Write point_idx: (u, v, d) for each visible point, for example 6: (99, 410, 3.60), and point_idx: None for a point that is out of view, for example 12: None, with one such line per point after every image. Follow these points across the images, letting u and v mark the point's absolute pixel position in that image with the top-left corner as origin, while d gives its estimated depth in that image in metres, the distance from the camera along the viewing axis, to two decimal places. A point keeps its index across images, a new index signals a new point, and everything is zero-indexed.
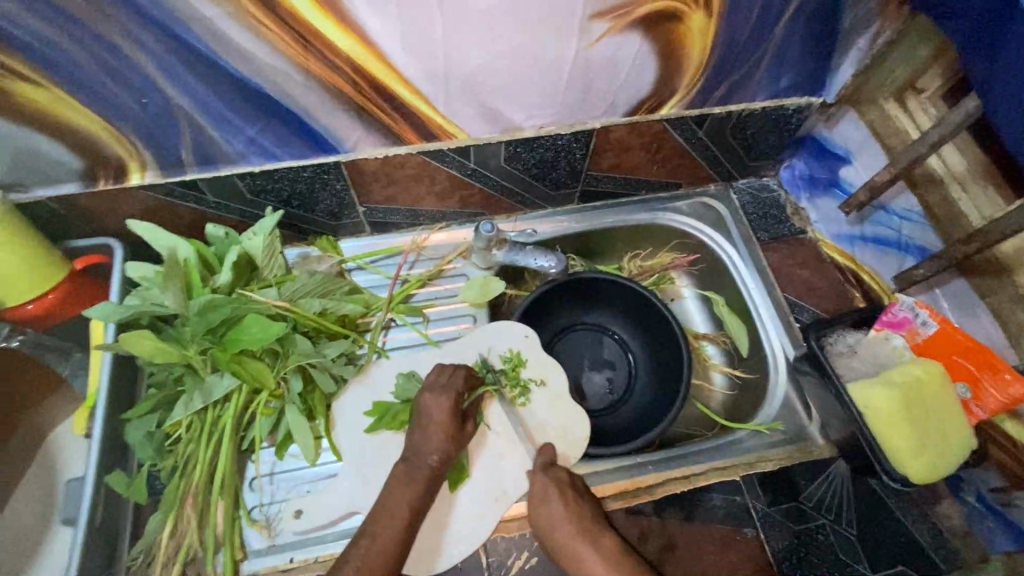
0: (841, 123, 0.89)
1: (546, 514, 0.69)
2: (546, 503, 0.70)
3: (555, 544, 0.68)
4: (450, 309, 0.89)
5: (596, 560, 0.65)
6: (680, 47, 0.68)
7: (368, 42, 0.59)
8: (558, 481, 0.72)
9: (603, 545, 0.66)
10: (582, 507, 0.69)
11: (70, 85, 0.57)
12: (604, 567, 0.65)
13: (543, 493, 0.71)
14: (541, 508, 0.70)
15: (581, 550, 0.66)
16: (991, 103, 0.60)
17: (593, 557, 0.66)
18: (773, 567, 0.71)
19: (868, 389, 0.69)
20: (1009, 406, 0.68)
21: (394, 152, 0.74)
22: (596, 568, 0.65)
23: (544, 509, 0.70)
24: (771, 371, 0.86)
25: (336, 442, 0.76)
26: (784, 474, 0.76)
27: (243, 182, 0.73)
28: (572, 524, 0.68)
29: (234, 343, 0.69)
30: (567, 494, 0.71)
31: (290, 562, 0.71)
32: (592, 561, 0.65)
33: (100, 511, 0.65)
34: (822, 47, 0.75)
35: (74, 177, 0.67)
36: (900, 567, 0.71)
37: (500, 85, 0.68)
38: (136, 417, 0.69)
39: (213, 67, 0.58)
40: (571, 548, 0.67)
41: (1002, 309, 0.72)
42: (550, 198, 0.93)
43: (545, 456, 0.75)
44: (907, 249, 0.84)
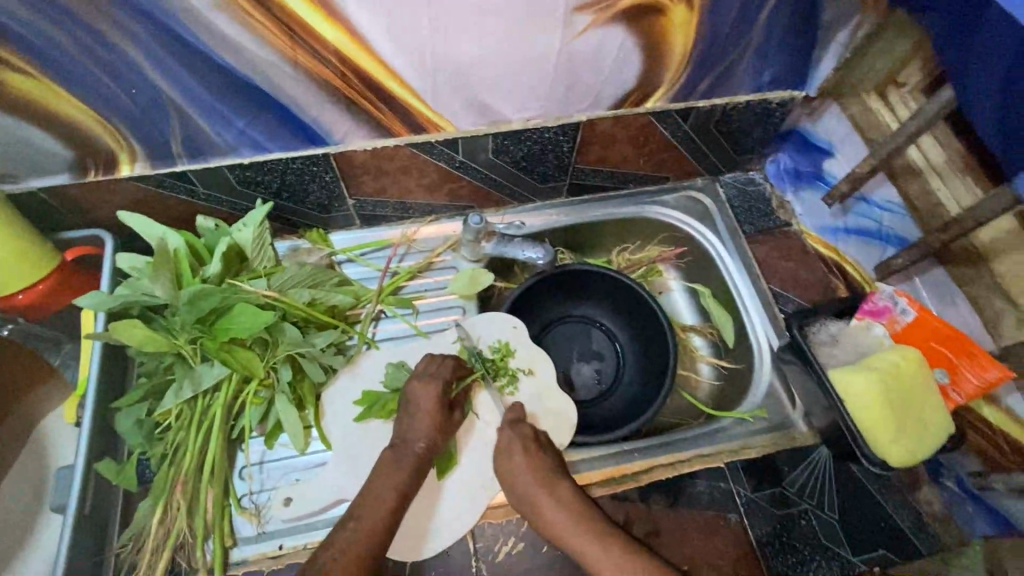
0: (824, 117, 0.90)
1: (510, 467, 0.73)
2: (510, 457, 0.73)
3: (517, 493, 0.72)
4: (440, 301, 0.90)
5: (555, 509, 0.69)
6: (663, 40, 0.69)
7: (355, 34, 0.60)
8: (523, 435, 0.75)
9: (561, 495, 0.70)
10: (542, 460, 0.72)
11: (60, 76, 0.58)
12: (562, 515, 0.69)
13: (508, 447, 0.74)
14: (505, 461, 0.73)
15: (541, 498, 0.70)
16: (964, 94, 0.62)
17: (553, 509, 0.69)
18: (756, 552, 0.73)
19: (849, 376, 0.70)
20: (984, 390, 0.69)
21: (383, 143, 0.75)
22: (554, 516, 0.69)
23: (507, 461, 0.73)
24: (756, 361, 0.88)
25: (326, 432, 0.77)
26: (767, 461, 0.78)
27: (233, 174, 0.74)
28: (534, 476, 0.71)
29: (223, 332, 0.70)
30: (530, 447, 0.74)
31: (279, 549, 0.71)
32: (552, 510, 0.69)
33: (89, 498, 0.66)
34: (803, 41, 0.76)
35: (64, 168, 0.68)
36: (881, 551, 0.73)
37: (486, 78, 0.69)
38: (125, 405, 0.69)
39: (202, 58, 0.59)
40: (533, 499, 0.70)
41: (979, 297, 0.73)
42: (538, 191, 0.94)
43: (514, 416, 0.78)
44: (887, 239, 0.85)
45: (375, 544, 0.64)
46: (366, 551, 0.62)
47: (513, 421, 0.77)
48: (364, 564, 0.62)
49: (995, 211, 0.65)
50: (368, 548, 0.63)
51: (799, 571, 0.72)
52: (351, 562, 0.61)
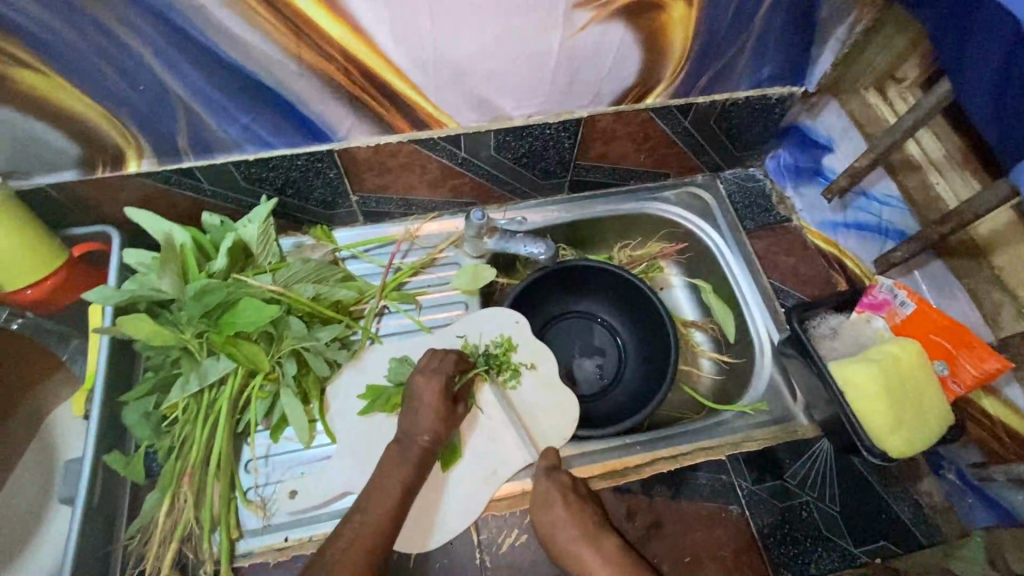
0: (824, 112, 0.91)
1: (551, 523, 0.70)
2: (549, 508, 0.70)
3: (559, 549, 0.68)
4: (443, 297, 0.91)
5: (598, 564, 0.66)
6: (662, 36, 0.70)
7: (358, 31, 0.61)
8: (560, 485, 0.72)
9: (606, 550, 0.67)
10: (586, 515, 0.70)
11: (70, 72, 0.59)
12: (607, 570, 0.65)
13: (546, 497, 0.71)
14: (545, 514, 0.70)
15: (587, 557, 0.67)
16: (960, 87, 0.62)
17: (597, 562, 0.66)
18: (758, 543, 0.73)
19: (848, 368, 0.71)
20: (982, 380, 0.69)
21: (386, 140, 0.76)
22: (599, 572, 0.65)
23: (547, 514, 0.70)
24: (757, 355, 0.88)
25: (331, 426, 0.78)
26: (768, 454, 0.78)
27: (238, 170, 0.75)
28: (575, 529, 0.68)
29: (228, 326, 0.71)
30: (571, 500, 0.71)
31: (285, 541, 0.72)
32: (596, 565, 0.66)
33: (97, 490, 0.67)
34: (802, 37, 0.77)
35: (72, 164, 0.69)
36: (882, 542, 0.73)
37: (488, 74, 0.70)
38: (133, 399, 0.70)
39: (209, 55, 0.60)
40: (575, 553, 0.67)
41: (978, 289, 0.74)
42: (540, 187, 0.94)
43: (549, 465, 0.75)
44: (887, 233, 0.86)
45: (383, 537, 0.64)
46: (376, 543, 0.63)
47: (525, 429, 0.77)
48: (373, 558, 0.62)
49: (992, 204, 0.66)
50: (379, 540, 0.64)
51: (800, 563, 0.72)
52: (359, 553, 0.62)
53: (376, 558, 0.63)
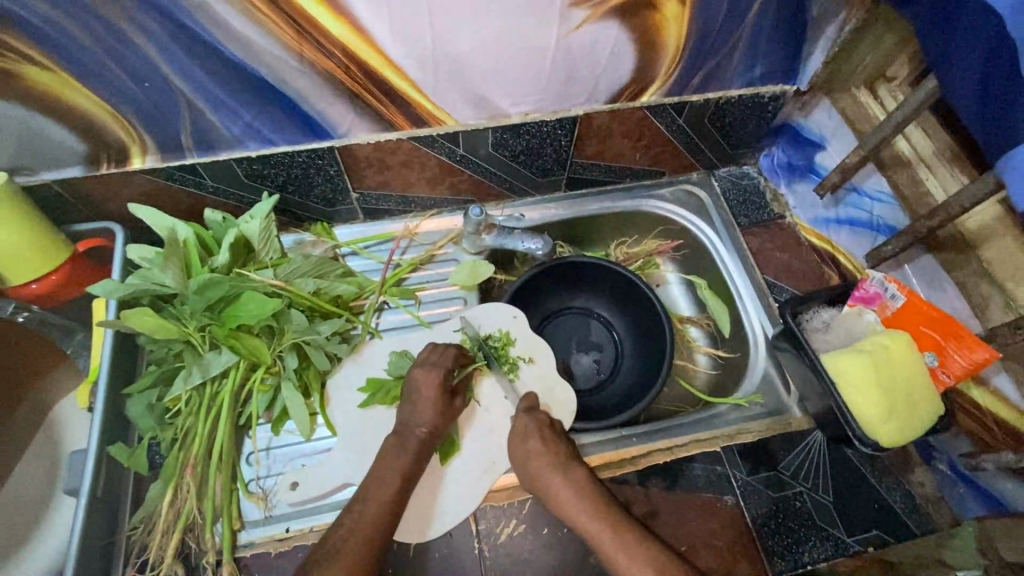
0: (815, 111, 0.92)
1: (527, 458, 0.72)
2: (525, 440, 0.73)
3: (532, 478, 0.72)
4: (442, 292, 0.92)
5: (568, 493, 0.69)
6: (656, 35, 0.72)
7: (359, 29, 0.62)
8: (538, 421, 0.75)
9: (579, 482, 0.70)
10: (558, 450, 0.72)
11: (77, 69, 0.60)
12: (577, 501, 0.69)
13: (523, 431, 0.74)
14: (520, 447, 0.74)
15: (553, 487, 0.70)
16: (946, 83, 0.64)
17: (567, 490, 0.69)
18: (753, 532, 0.74)
19: (840, 359, 0.73)
20: (972, 371, 0.71)
21: (386, 137, 0.77)
22: (568, 500, 0.69)
23: (522, 446, 0.73)
24: (751, 349, 0.90)
25: (331, 419, 0.79)
26: (762, 446, 0.80)
27: (240, 167, 0.76)
28: (548, 461, 0.71)
29: (231, 320, 0.72)
30: (546, 434, 0.74)
31: (285, 532, 0.73)
32: (566, 494, 0.69)
33: (101, 480, 0.68)
34: (793, 36, 0.78)
35: (78, 160, 0.70)
36: (875, 531, 0.74)
37: (486, 71, 0.71)
38: (136, 391, 0.71)
39: (213, 52, 0.62)
40: (547, 484, 0.70)
41: (966, 282, 0.75)
42: (537, 185, 0.96)
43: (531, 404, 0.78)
44: (878, 228, 0.87)
45: (381, 527, 0.65)
46: (374, 533, 0.64)
47: (526, 407, 0.77)
48: (372, 549, 0.63)
49: (979, 197, 0.67)
50: (377, 530, 0.64)
51: (794, 551, 0.73)
52: (358, 544, 0.62)
53: (374, 548, 0.63)
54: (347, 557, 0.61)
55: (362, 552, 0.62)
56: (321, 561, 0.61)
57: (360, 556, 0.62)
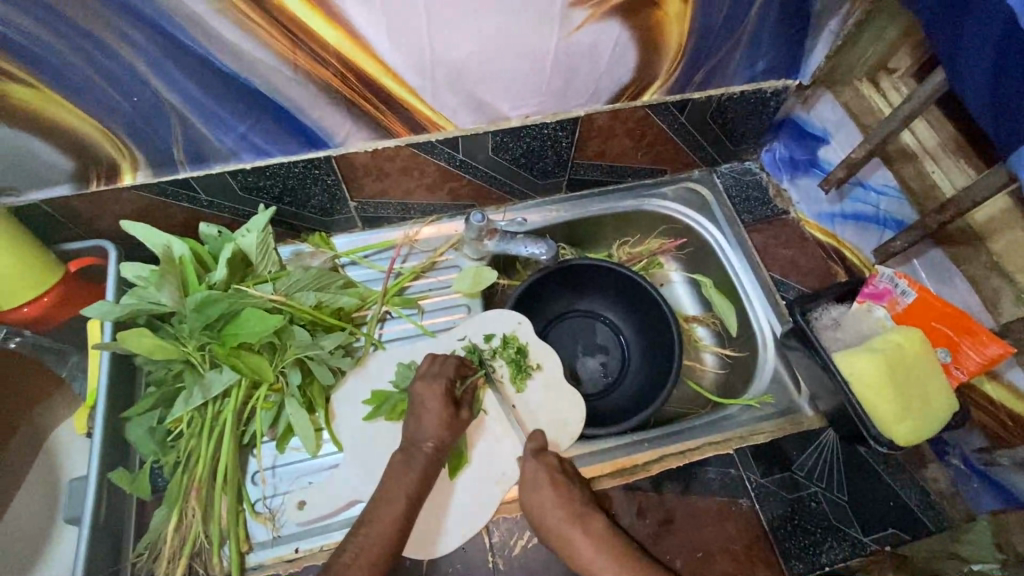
0: (818, 104, 0.91)
1: (538, 500, 0.70)
2: (537, 490, 0.71)
3: (544, 525, 0.70)
4: (445, 300, 0.91)
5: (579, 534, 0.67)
6: (659, 33, 0.70)
7: (355, 36, 0.60)
8: (548, 465, 0.73)
9: (592, 524, 0.68)
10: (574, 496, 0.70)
11: (61, 85, 0.58)
12: (590, 545, 0.66)
13: (532, 478, 0.72)
14: (533, 495, 0.71)
15: (564, 534, 0.68)
16: (953, 75, 0.63)
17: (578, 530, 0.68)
18: (768, 535, 0.74)
19: (854, 358, 0.72)
20: (987, 366, 0.70)
21: (384, 144, 0.75)
22: (582, 541, 0.67)
23: (533, 495, 0.71)
24: (759, 348, 0.89)
25: (337, 434, 0.77)
26: (774, 446, 0.79)
27: (234, 179, 0.74)
28: (562, 508, 0.69)
29: (231, 338, 0.70)
30: (557, 478, 0.72)
31: (295, 552, 0.71)
32: (579, 535, 0.67)
33: (103, 509, 0.66)
34: (796, 30, 0.77)
35: (66, 179, 0.68)
36: (892, 530, 0.74)
37: (484, 74, 0.69)
38: (136, 415, 0.69)
39: (203, 63, 0.59)
40: (563, 532, 0.68)
41: (976, 275, 0.75)
42: (538, 187, 0.94)
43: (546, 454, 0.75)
44: (885, 223, 0.86)
45: (384, 557, 0.63)
46: (381, 561, 0.63)
47: (538, 446, 0.75)
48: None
49: (989, 190, 0.66)
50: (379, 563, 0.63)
51: (811, 553, 0.73)
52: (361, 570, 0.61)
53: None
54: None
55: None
56: None
57: None
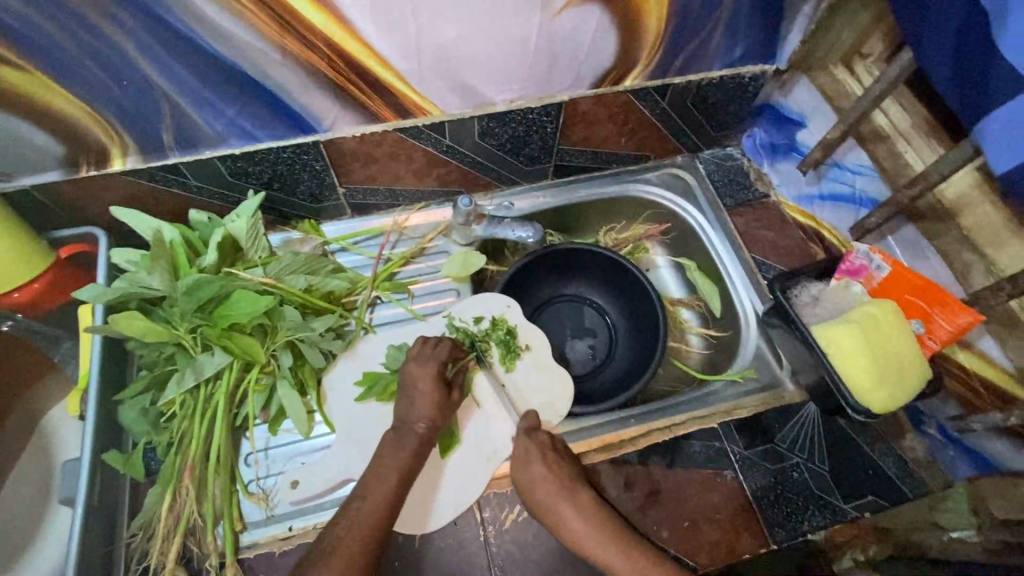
0: (795, 89, 0.93)
1: (528, 476, 0.72)
2: (528, 466, 0.73)
3: (534, 498, 0.72)
4: (435, 285, 0.92)
5: (535, 469, 0.72)
6: (638, 17, 0.72)
7: (342, 20, 0.62)
8: (540, 443, 0.75)
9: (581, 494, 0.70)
10: (534, 442, 0.75)
11: (52, 69, 0.59)
12: (579, 518, 0.70)
13: (526, 455, 0.74)
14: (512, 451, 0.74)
15: (522, 471, 0.73)
16: (920, 54, 0.65)
17: (536, 469, 0.72)
18: (752, 504, 0.76)
19: (832, 330, 0.74)
20: (958, 335, 0.72)
21: (371, 129, 0.77)
22: (538, 475, 0.72)
23: (526, 472, 0.73)
24: (742, 327, 0.91)
25: (329, 415, 0.79)
26: (757, 420, 0.81)
27: (223, 165, 0.75)
28: (549, 482, 0.71)
29: (223, 320, 0.71)
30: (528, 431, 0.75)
31: (289, 531, 0.72)
32: (535, 468, 0.72)
33: (98, 488, 0.67)
34: (772, 15, 0.79)
35: (55, 164, 0.69)
36: (872, 497, 0.76)
37: (470, 59, 0.71)
38: (129, 397, 0.70)
39: (192, 47, 0.61)
40: (554, 506, 0.70)
41: (947, 249, 0.77)
42: (525, 173, 0.96)
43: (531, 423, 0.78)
44: (861, 202, 0.88)
45: (376, 530, 0.64)
46: (372, 535, 0.64)
47: (528, 428, 0.77)
48: (370, 549, 0.63)
49: (957, 165, 0.69)
50: (372, 535, 0.64)
51: (793, 521, 0.75)
52: (354, 542, 0.62)
53: (373, 551, 0.63)
54: (343, 555, 0.61)
55: (361, 552, 0.62)
56: (315, 562, 0.61)
57: (357, 558, 0.62)
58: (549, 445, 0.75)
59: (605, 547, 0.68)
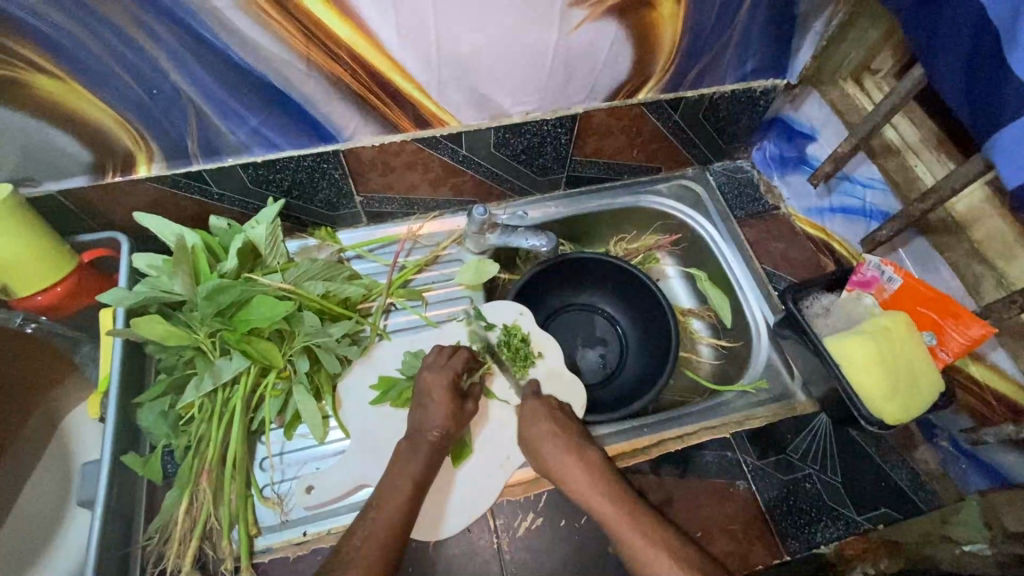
0: (806, 103, 0.94)
1: (535, 432, 0.76)
2: (536, 422, 0.77)
3: (541, 456, 0.74)
4: (447, 292, 0.93)
5: (543, 427, 0.76)
6: (654, 32, 0.74)
7: (367, 32, 0.63)
8: (549, 405, 0.79)
9: (587, 460, 0.73)
10: (542, 402, 0.79)
11: (85, 77, 0.60)
12: (583, 474, 0.72)
13: (533, 412, 0.78)
14: (529, 423, 0.77)
15: (527, 425, 0.77)
16: (930, 70, 0.66)
17: (543, 426, 0.76)
18: (766, 515, 0.76)
19: (844, 342, 0.75)
20: (970, 347, 0.73)
21: (390, 139, 0.78)
22: (545, 431, 0.75)
23: (532, 426, 0.77)
24: (753, 337, 0.92)
25: (343, 421, 0.79)
26: (769, 430, 0.82)
27: (245, 172, 0.77)
28: (558, 440, 0.74)
29: (243, 324, 0.72)
30: (540, 400, 0.79)
31: (303, 535, 0.73)
32: (541, 425, 0.76)
33: (116, 490, 0.67)
34: (782, 31, 0.81)
35: (83, 170, 0.71)
36: (884, 509, 0.76)
37: (488, 72, 0.73)
38: (149, 399, 0.71)
39: (221, 57, 0.62)
40: (558, 463, 0.73)
41: (958, 263, 0.78)
42: (538, 184, 0.97)
43: (537, 388, 0.81)
44: (871, 215, 0.90)
45: (393, 536, 0.65)
46: (390, 541, 0.64)
47: (535, 393, 0.81)
48: (387, 559, 0.63)
49: (968, 179, 0.70)
50: (388, 540, 0.64)
51: (807, 532, 0.75)
52: (372, 549, 0.63)
53: (391, 558, 0.63)
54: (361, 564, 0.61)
55: (379, 562, 0.62)
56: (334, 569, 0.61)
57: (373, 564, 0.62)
58: (554, 405, 0.79)
59: (600, 497, 0.70)
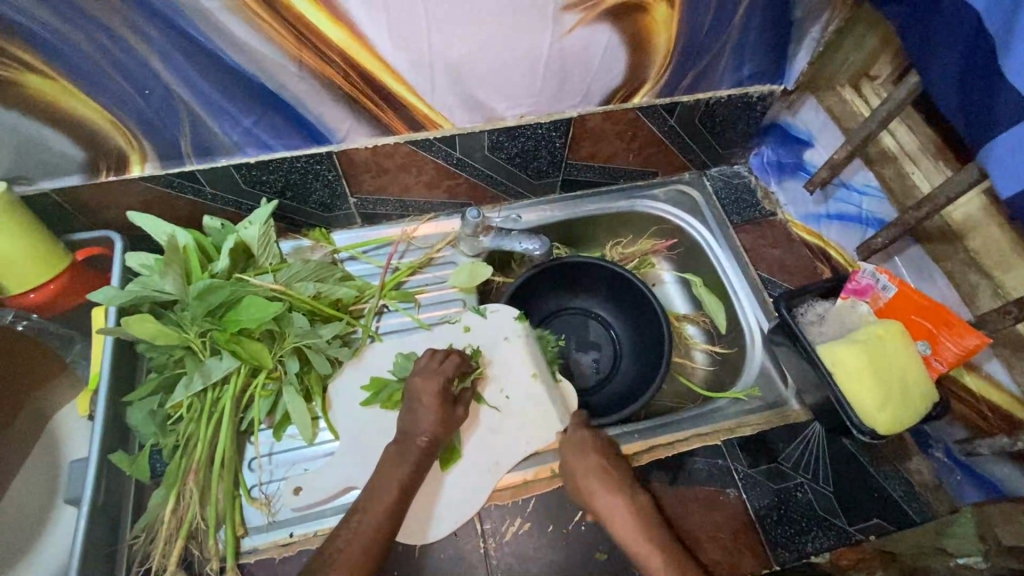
0: (802, 109, 0.94)
1: (583, 465, 0.74)
2: (584, 455, 0.75)
3: (586, 490, 0.73)
4: (441, 294, 0.93)
5: (591, 461, 0.74)
6: (648, 36, 0.73)
7: (359, 35, 0.63)
8: (598, 438, 0.77)
9: (637, 502, 0.71)
10: (591, 436, 0.78)
11: (77, 77, 0.61)
12: (629, 515, 0.70)
13: (580, 444, 0.76)
14: (578, 456, 0.75)
15: (574, 456, 0.76)
16: (926, 77, 0.66)
17: (591, 459, 0.75)
18: (756, 524, 0.75)
19: (837, 351, 0.74)
20: (964, 357, 0.72)
21: (383, 141, 0.78)
22: (592, 465, 0.74)
23: (580, 458, 0.75)
24: (748, 344, 0.91)
25: (333, 422, 0.79)
26: (761, 438, 0.81)
27: (238, 173, 0.77)
28: (606, 476, 0.73)
29: (232, 324, 0.72)
30: (590, 434, 0.78)
31: (290, 536, 0.72)
32: (590, 458, 0.75)
33: (103, 488, 0.67)
34: (779, 36, 0.80)
35: (76, 169, 0.71)
36: (876, 520, 0.75)
37: (481, 75, 0.73)
38: (138, 399, 0.71)
39: (213, 59, 0.62)
40: (603, 500, 0.71)
41: (954, 272, 0.77)
42: (533, 187, 0.97)
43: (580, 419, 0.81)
44: (867, 222, 0.88)
45: (377, 539, 0.65)
46: (374, 545, 0.64)
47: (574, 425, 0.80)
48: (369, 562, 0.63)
49: (964, 187, 0.69)
50: (375, 541, 0.64)
51: (797, 542, 0.74)
52: (357, 552, 0.63)
53: (374, 561, 0.64)
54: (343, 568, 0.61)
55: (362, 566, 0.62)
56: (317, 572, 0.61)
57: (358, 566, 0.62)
58: (603, 439, 0.77)
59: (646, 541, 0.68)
